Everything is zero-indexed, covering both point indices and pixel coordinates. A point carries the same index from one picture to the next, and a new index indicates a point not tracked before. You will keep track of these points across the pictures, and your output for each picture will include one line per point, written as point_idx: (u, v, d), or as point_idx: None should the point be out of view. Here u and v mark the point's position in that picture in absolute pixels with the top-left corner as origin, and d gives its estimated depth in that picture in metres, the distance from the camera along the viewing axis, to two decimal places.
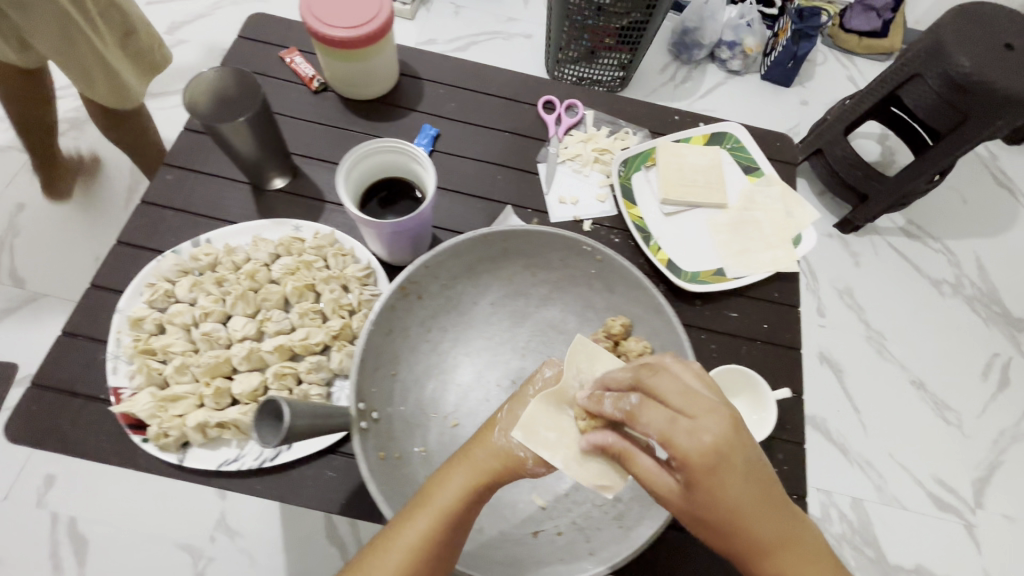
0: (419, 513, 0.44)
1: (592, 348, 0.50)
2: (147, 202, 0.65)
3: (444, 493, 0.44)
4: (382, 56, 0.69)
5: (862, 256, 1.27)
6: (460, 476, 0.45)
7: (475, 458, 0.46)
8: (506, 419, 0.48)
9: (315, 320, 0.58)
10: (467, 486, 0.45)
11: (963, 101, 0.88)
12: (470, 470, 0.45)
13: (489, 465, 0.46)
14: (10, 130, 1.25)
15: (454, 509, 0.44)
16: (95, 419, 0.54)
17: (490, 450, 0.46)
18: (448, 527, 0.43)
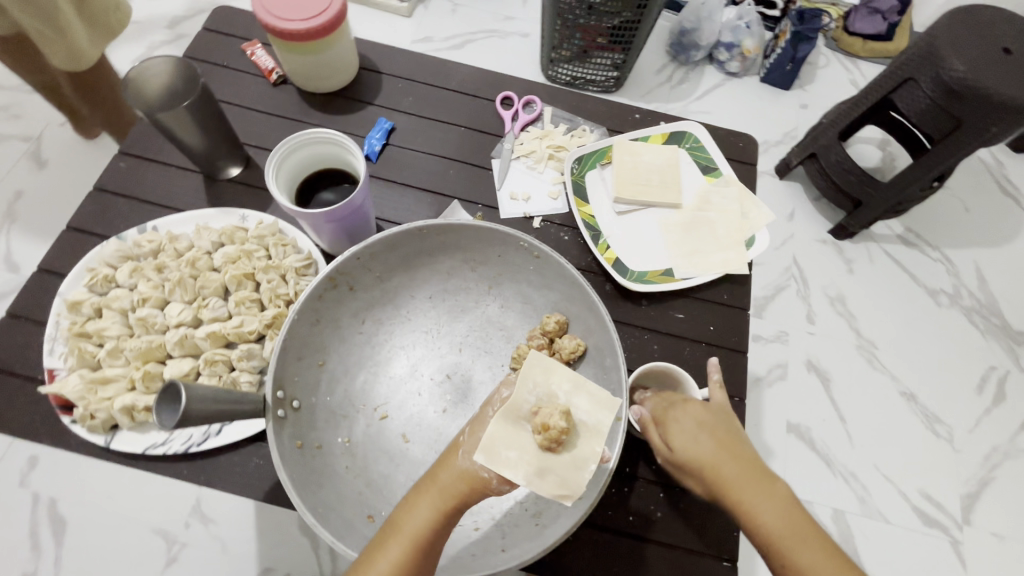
0: (390, 543, 0.42)
1: (547, 361, 0.49)
2: (100, 188, 0.66)
3: (415, 518, 0.43)
4: (337, 48, 0.70)
5: (856, 262, 1.14)
6: (430, 501, 0.44)
7: (442, 482, 0.45)
8: (469, 439, 0.47)
9: (251, 309, 0.58)
10: (436, 509, 0.43)
11: (955, 107, 0.77)
12: (438, 494, 0.44)
13: (456, 487, 0.44)
14: (13, 119, 1.29)
15: (426, 536, 0.42)
16: (30, 398, 0.55)
17: (455, 471, 0.45)
18: (419, 556, 0.42)
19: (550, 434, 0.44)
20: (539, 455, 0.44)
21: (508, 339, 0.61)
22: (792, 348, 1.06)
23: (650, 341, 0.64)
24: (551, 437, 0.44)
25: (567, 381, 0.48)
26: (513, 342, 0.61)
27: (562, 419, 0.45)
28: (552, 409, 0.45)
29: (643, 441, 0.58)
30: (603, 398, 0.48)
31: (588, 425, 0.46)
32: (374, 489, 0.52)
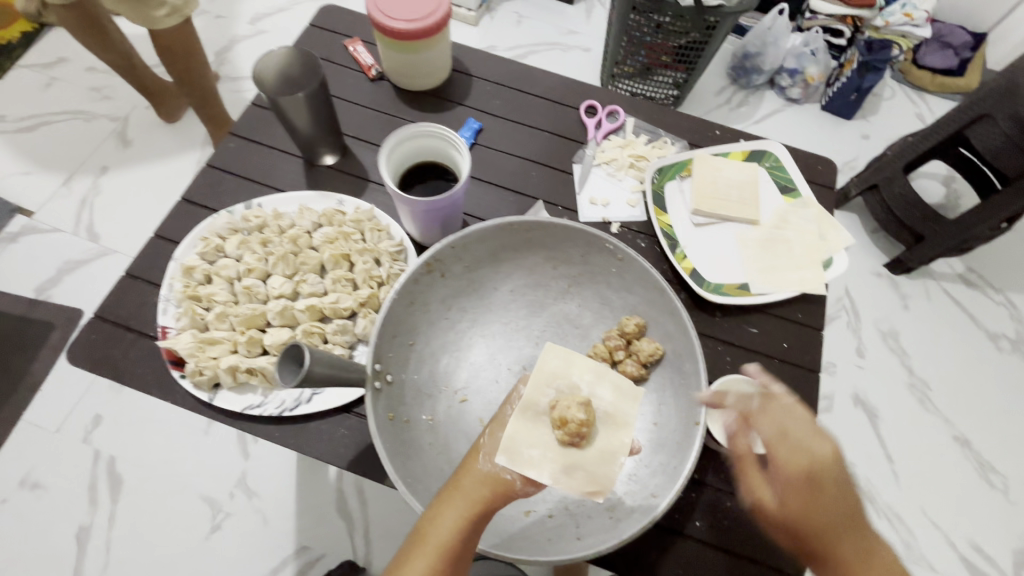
0: (418, 553, 0.44)
1: (564, 352, 0.55)
2: (211, 165, 0.71)
3: (440, 527, 0.44)
4: (435, 50, 0.73)
5: (912, 298, 1.25)
6: (454, 510, 0.45)
7: (464, 489, 0.46)
8: (489, 444, 0.50)
9: (346, 287, 0.62)
10: (462, 516, 0.45)
11: None
12: (463, 501, 0.45)
13: (478, 492, 0.46)
14: (108, 107, 1.43)
15: (452, 545, 0.44)
16: (141, 352, 0.60)
17: (479, 477, 0.47)
18: (447, 565, 0.43)
19: (568, 428, 0.50)
20: (562, 452, 0.51)
21: (584, 338, 0.62)
22: (841, 379, 1.18)
23: (723, 352, 0.65)
24: (569, 430, 0.50)
25: (589, 373, 0.55)
26: (589, 340, 0.62)
27: (580, 412, 0.51)
28: (568, 403, 0.51)
29: (714, 448, 0.58)
30: (623, 389, 0.54)
31: (606, 415, 0.53)
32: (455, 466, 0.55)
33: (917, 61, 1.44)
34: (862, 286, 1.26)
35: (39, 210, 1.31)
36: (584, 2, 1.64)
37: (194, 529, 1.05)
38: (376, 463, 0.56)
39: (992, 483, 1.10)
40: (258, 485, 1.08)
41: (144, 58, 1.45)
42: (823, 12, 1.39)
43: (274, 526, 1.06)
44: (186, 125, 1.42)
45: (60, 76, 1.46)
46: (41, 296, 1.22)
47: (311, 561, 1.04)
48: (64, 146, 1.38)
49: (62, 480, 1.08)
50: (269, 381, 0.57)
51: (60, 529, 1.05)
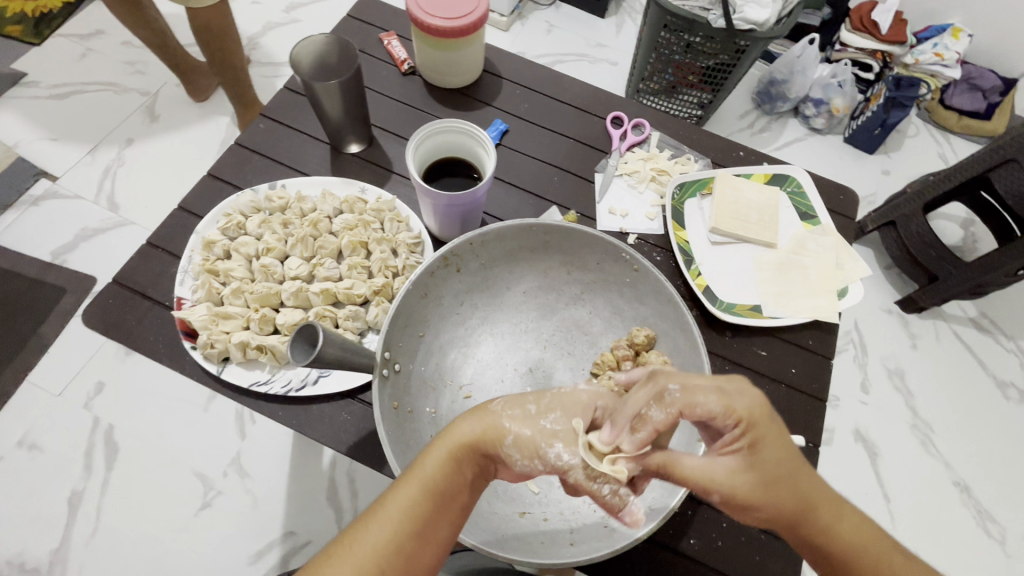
0: (402, 484, 0.43)
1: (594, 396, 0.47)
2: (240, 144, 0.72)
3: (428, 460, 0.43)
4: (471, 49, 0.74)
5: (921, 338, 1.24)
6: (444, 444, 0.44)
7: (460, 426, 0.44)
8: (508, 400, 0.46)
9: (361, 274, 0.62)
10: (450, 457, 0.43)
11: None
12: (456, 436, 0.44)
13: (471, 429, 0.44)
14: (139, 82, 1.46)
15: (440, 481, 0.43)
16: (155, 322, 0.61)
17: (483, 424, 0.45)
18: (429, 501, 0.42)
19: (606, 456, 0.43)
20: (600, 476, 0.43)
21: (592, 345, 0.62)
22: (842, 414, 1.17)
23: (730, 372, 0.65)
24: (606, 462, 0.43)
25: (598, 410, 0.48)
26: (597, 348, 0.62)
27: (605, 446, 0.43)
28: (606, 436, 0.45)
29: None
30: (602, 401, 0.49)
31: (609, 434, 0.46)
32: None
33: (945, 101, 1.45)
34: (872, 321, 1.26)
35: (63, 175, 1.33)
36: (615, 16, 1.65)
37: (185, 504, 1.06)
38: (375, 452, 0.56)
39: (989, 533, 1.09)
40: (251, 467, 1.09)
41: (180, 37, 1.48)
42: (854, 45, 1.38)
43: (264, 508, 1.06)
44: (213, 105, 1.44)
45: (96, 48, 1.49)
46: (57, 260, 1.24)
47: (296, 547, 1.04)
48: (93, 116, 1.40)
49: (59, 443, 1.09)
50: (277, 360, 0.57)
51: (54, 492, 1.06)
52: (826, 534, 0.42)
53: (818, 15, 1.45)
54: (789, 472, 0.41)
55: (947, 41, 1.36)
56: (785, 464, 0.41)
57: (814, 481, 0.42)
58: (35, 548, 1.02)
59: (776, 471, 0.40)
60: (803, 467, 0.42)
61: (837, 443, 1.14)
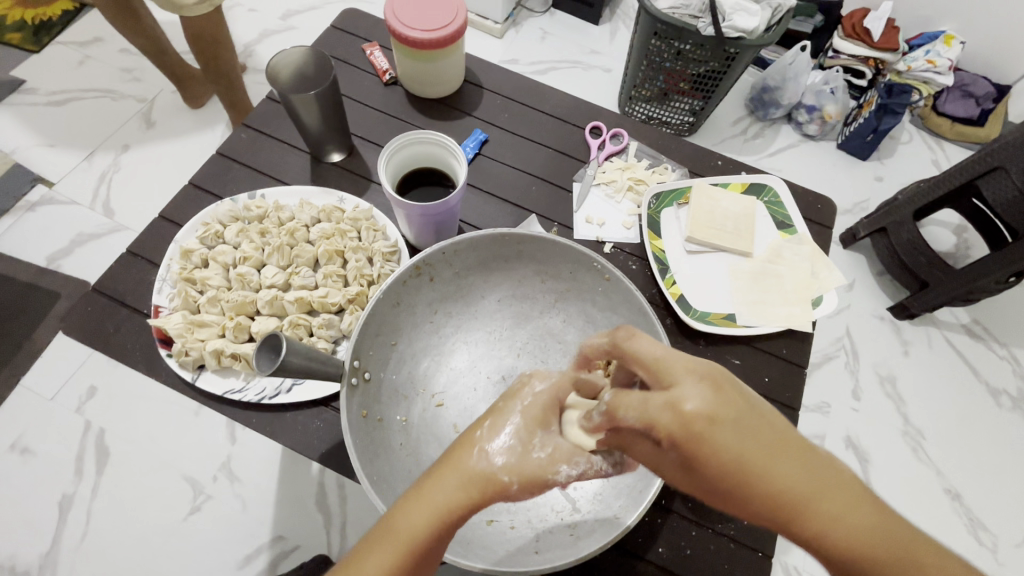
0: (379, 546, 0.39)
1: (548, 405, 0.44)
2: (222, 153, 0.73)
3: (411, 518, 0.39)
4: (450, 60, 0.75)
5: (912, 345, 1.24)
6: (428, 505, 0.39)
7: (463, 462, 0.40)
8: (489, 433, 0.42)
9: (337, 283, 0.63)
10: (433, 517, 0.39)
11: None
12: (464, 469, 0.40)
13: (455, 485, 0.40)
14: (136, 89, 1.47)
15: (458, 510, 0.39)
16: (134, 329, 0.62)
17: (467, 474, 0.40)
18: (410, 565, 0.39)
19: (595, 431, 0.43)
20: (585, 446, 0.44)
21: (566, 353, 0.63)
22: (832, 421, 1.16)
23: None
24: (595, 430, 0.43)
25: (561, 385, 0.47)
26: (571, 356, 0.63)
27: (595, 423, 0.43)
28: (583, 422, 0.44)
29: None
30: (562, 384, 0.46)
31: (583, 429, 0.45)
32: (423, 470, 0.56)
33: (937, 108, 1.44)
34: (862, 328, 1.26)
35: (59, 182, 1.35)
36: (609, 24, 1.67)
37: (175, 508, 1.07)
38: (347, 460, 0.57)
39: (979, 540, 1.08)
40: (241, 471, 1.09)
41: (177, 45, 1.50)
42: (846, 52, 1.40)
43: (253, 513, 1.07)
44: (209, 112, 1.46)
45: (93, 56, 1.51)
46: (52, 265, 1.26)
47: (286, 551, 1.05)
48: (90, 122, 1.42)
49: (49, 448, 1.09)
50: (250, 368, 0.58)
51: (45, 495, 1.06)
52: (822, 534, 0.34)
53: (810, 23, 1.44)
54: (748, 457, 0.34)
55: (939, 47, 1.36)
56: (744, 449, 0.34)
57: (803, 470, 0.34)
58: None
59: (722, 461, 0.34)
60: (747, 441, 0.34)
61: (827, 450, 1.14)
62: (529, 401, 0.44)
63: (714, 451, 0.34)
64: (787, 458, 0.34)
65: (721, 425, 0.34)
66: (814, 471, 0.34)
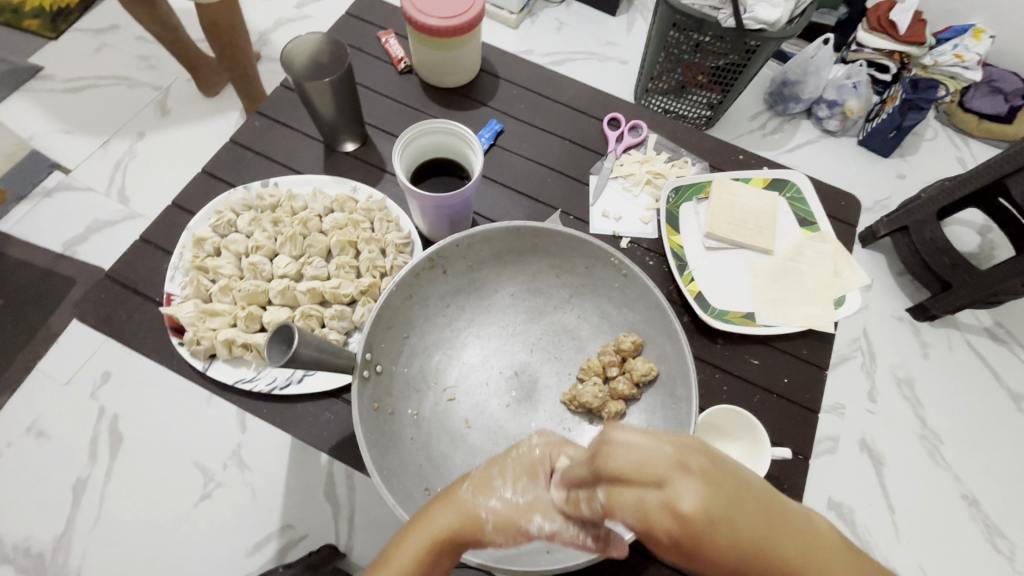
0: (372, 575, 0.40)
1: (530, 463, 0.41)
2: (235, 141, 0.72)
3: (400, 553, 0.40)
4: (465, 49, 0.73)
5: (932, 347, 1.21)
6: (418, 535, 0.40)
7: (452, 500, 0.41)
8: (478, 478, 0.41)
9: (349, 274, 0.63)
10: (423, 546, 0.40)
11: None
12: (453, 506, 0.40)
13: (445, 519, 0.40)
14: (151, 77, 1.48)
15: (448, 539, 0.40)
16: (146, 317, 0.61)
17: (454, 506, 0.40)
18: None
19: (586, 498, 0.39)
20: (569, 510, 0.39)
21: (580, 349, 0.62)
22: (848, 423, 1.14)
23: (720, 381, 0.63)
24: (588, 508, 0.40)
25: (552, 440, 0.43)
26: (585, 352, 0.62)
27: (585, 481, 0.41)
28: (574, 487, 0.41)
29: None
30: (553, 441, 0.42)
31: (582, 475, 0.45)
32: (434, 464, 0.55)
33: (964, 104, 1.40)
34: (880, 328, 1.23)
35: (75, 168, 1.35)
36: (626, 14, 1.64)
37: (185, 495, 1.08)
38: (357, 453, 0.56)
39: (998, 548, 1.06)
40: (251, 460, 1.10)
41: (192, 33, 1.51)
42: (870, 45, 1.34)
43: (262, 501, 1.07)
44: (223, 100, 1.46)
45: (110, 43, 1.51)
46: (68, 251, 1.27)
47: (292, 540, 1.07)
48: (106, 109, 1.43)
49: (63, 432, 1.11)
50: (261, 358, 0.58)
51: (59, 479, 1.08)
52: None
53: (833, 15, 1.44)
54: (754, 544, 0.27)
55: (968, 42, 1.32)
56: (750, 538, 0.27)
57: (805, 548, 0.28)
58: None
59: (727, 558, 0.27)
60: (752, 526, 0.27)
61: (842, 453, 1.12)
62: (522, 450, 0.41)
63: (717, 551, 0.27)
64: (798, 528, 0.28)
65: (726, 525, 0.26)
66: (824, 543, 0.28)
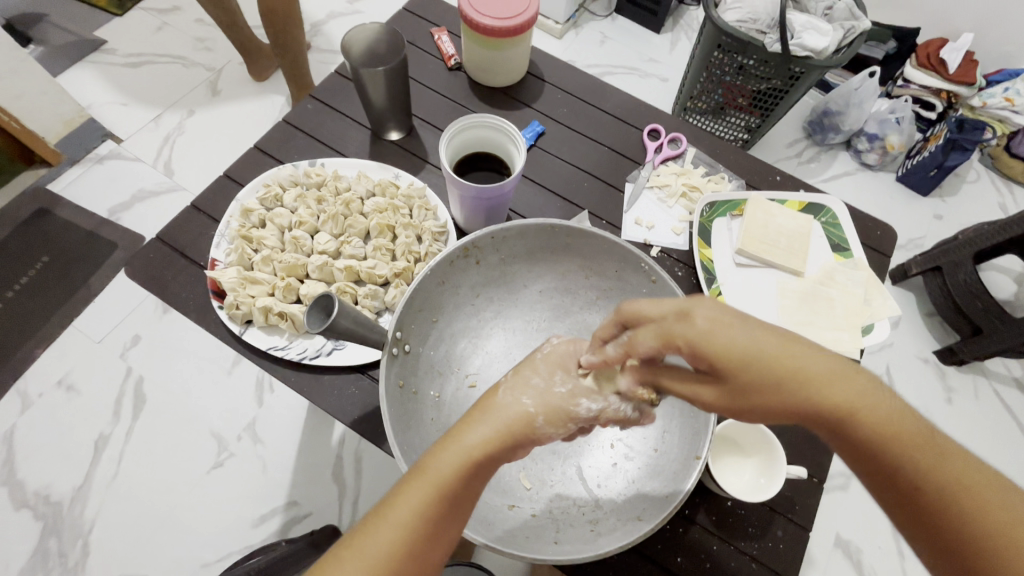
0: (412, 486, 0.40)
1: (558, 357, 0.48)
2: (287, 122, 0.76)
3: (441, 461, 0.40)
4: (515, 51, 0.75)
5: (957, 393, 1.18)
6: (455, 449, 0.41)
7: (494, 407, 0.44)
8: (511, 382, 0.46)
9: (385, 256, 0.65)
10: (463, 458, 0.41)
11: None
12: (496, 414, 0.43)
13: (485, 431, 0.42)
14: (206, 58, 1.54)
15: (486, 454, 0.41)
16: (188, 279, 0.64)
17: (497, 410, 0.44)
18: (441, 503, 0.40)
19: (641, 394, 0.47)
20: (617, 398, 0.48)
21: None
22: None
23: None
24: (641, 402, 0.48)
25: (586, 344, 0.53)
26: None
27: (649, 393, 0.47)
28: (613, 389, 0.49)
29: (712, 490, 0.56)
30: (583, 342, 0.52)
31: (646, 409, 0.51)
32: None
33: (1010, 150, 1.36)
34: (904, 368, 1.20)
35: (127, 138, 1.42)
36: (671, 33, 1.65)
37: (199, 461, 1.11)
38: (377, 428, 0.58)
39: None
40: (265, 434, 1.13)
41: (249, 19, 1.57)
42: (917, 81, 1.33)
43: (272, 475, 1.10)
44: (272, 86, 1.51)
45: (171, 23, 1.58)
46: (112, 217, 1.32)
47: (297, 517, 1.07)
48: (162, 85, 1.49)
49: (92, 388, 1.15)
50: (296, 328, 0.60)
51: (83, 432, 1.12)
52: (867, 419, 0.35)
53: (881, 48, 1.42)
54: (765, 352, 0.37)
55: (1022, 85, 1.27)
56: (761, 348, 0.37)
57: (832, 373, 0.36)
58: (60, 484, 1.08)
59: (735, 354, 0.37)
60: (759, 334, 0.37)
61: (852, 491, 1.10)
62: (545, 351, 0.49)
63: (728, 348, 0.37)
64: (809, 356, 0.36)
65: (730, 329, 0.38)
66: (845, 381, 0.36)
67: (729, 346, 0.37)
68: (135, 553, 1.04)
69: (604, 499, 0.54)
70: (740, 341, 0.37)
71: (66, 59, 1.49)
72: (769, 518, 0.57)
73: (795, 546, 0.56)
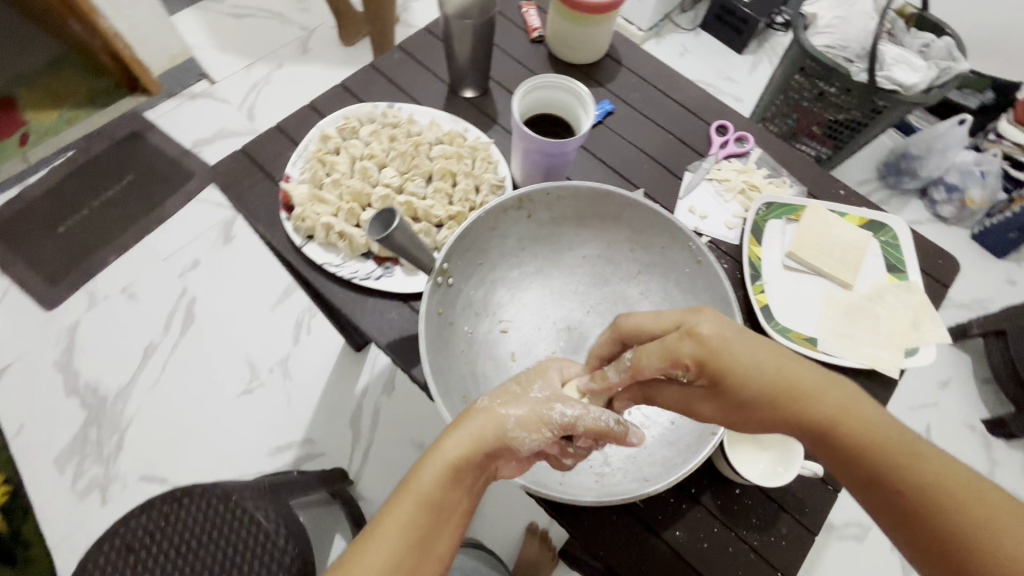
0: (399, 501, 0.41)
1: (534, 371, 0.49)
2: (373, 67, 0.80)
3: (423, 474, 0.42)
4: (599, 30, 0.77)
5: (1001, 466, 1.12)
6: (437, 458, 0.42)
7: (472, 413, 0.45)
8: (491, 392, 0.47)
9: (443, 198, 0.68)
10: (445, 467, 0.42)
11: None
12: (473, 421, 0.44)
13: (462, 439, 0.43)
14: (303, 17, 1.64)
15: (464, 460, 0.43)
16: (261, 192, 0.69)
17: (473, 418, 0.45)
18: (428, 514, 0.41)
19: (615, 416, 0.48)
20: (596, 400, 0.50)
21: None
22: None
23: None
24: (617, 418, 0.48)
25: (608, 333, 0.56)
26: None
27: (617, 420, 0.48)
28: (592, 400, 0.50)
29: (724, 474, 0.56)
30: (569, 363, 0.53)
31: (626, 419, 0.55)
32: (474, 380, 0.59)
33: None
34: (945, 429, 1.14)
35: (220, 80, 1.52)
36: (753, 55, 1.63)
37: (233, 384, 1.18)
38: (409, 353, 0.61)
39: None
40: (296, 370, 1.19)
41: None
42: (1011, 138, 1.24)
43: (295, 409, 1.16)
44: (358, 52, 1.59)
45: None
46: (194, 149, 1.42)
47: (311, 454, 1.12)
48: (259, 37, 1.60)
49: (150, 300, 1.25)
50: (351, 249, 0.64)
51: (136, 338, 1.21)
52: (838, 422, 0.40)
53: (977, 98, 1.36)
54: (764, 365, 0.42)
55: None
56: (760, 359, 0.42)
57: (830, 381, 0.42)
58: (108, 380, 1.17)
59: (741, 366, 0.42)
60: (755, 345, 0.43)
61: (869, 543, 1.05)
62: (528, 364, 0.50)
63: (732, 362, 0.42)
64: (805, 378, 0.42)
65: (732, 344, 0.42)
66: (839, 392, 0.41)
67: (733, 358, 0.42)
68: (162, 457, 1.11)
69: (613, 457, 0.55)
70: (737, 355, 0.42)
71: (180, 2, 1.62)
72: (775, 514, 0.56)
73: (799, 546, 0.55)
